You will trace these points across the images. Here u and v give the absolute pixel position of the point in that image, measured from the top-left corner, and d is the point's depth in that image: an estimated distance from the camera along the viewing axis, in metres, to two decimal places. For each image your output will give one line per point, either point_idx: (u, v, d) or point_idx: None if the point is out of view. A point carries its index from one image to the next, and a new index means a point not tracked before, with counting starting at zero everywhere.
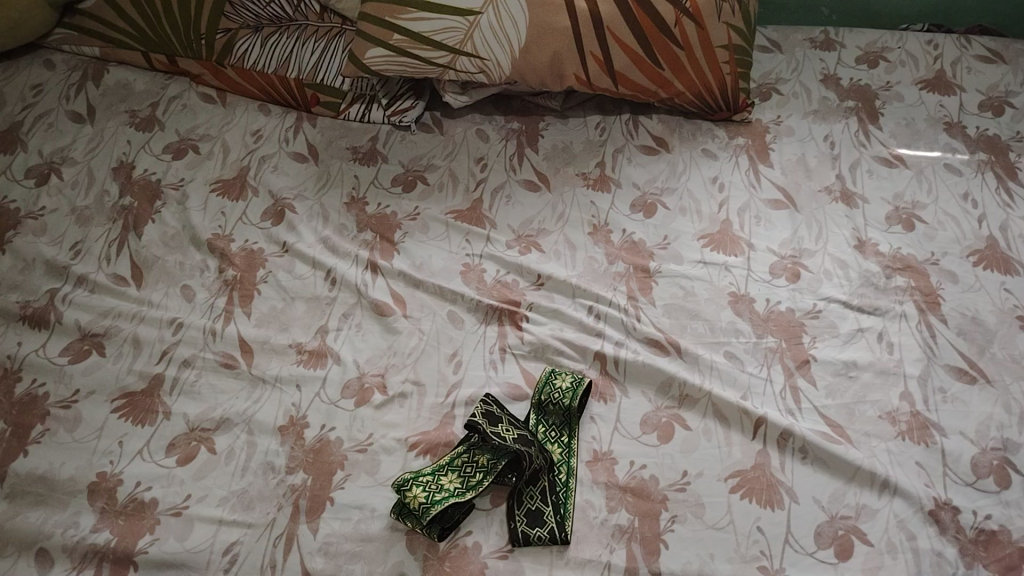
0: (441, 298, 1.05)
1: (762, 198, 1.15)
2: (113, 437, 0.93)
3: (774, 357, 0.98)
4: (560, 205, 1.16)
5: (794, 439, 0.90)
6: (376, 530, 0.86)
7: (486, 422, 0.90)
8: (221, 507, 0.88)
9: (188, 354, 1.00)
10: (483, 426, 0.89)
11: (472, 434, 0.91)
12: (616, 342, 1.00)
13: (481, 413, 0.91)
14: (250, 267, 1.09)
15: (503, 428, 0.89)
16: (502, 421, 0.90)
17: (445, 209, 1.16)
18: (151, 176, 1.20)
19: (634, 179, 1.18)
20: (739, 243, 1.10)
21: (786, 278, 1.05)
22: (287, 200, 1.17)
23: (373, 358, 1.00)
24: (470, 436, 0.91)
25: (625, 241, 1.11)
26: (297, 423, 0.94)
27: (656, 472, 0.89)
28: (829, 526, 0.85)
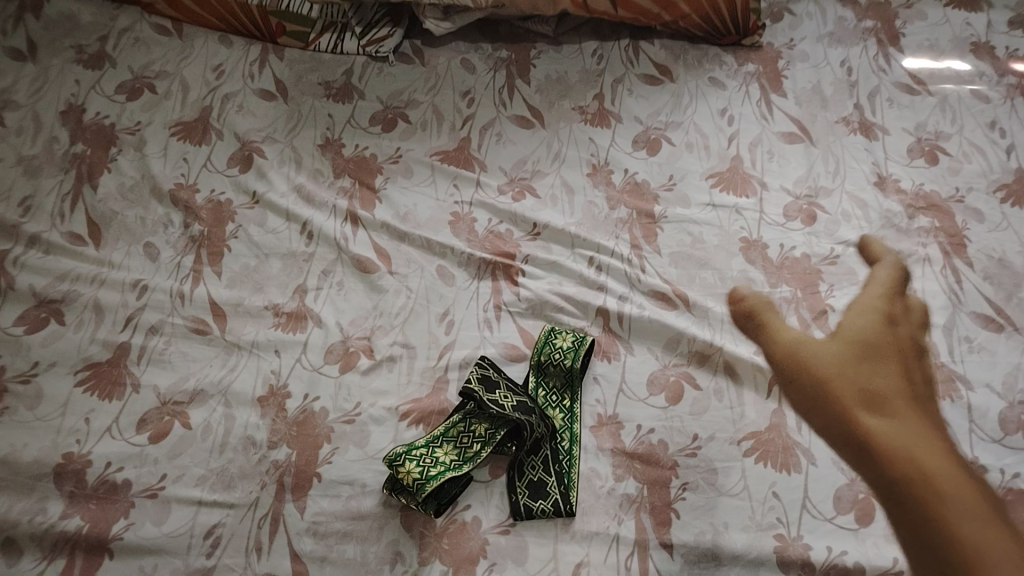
0: (428, 252, 0.97)
1: (775, 131, 1.06)
2: (78, 414, 0.86)
3: (790, 308, 0.91)
4: (556, 144, 1.06)
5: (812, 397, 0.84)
6: (368, 507, 0.80)
7: (483, 388, 0.82)
8: (200, 488, 0.82)
9: (155, 320, 0.92)
10: (480, 394, 0.81)
11: (468, 402, 0.84)
12: (619, 297, 0.92)
13: (477, 378, 0.84)
14: (219, 222, 1.00)
15: (502, 395, 0.82)
16: (500, 386, 0.83)
17: (430, 150, 1.06)
18: (104, 119, 1.08)
19: (636, 112, 1.08)
20: (751, 182, 1.01)
21: (801, 222, 0.98)
22: (255, 144, 1.07)
23: (358, 319, 0.92)
24: (465, 403, 0.84)
25: (627, 183, 1.02)
26: (277, 393, 0.87)
27: (665, 437, 0.83)
28: (849, 489, 0.79)
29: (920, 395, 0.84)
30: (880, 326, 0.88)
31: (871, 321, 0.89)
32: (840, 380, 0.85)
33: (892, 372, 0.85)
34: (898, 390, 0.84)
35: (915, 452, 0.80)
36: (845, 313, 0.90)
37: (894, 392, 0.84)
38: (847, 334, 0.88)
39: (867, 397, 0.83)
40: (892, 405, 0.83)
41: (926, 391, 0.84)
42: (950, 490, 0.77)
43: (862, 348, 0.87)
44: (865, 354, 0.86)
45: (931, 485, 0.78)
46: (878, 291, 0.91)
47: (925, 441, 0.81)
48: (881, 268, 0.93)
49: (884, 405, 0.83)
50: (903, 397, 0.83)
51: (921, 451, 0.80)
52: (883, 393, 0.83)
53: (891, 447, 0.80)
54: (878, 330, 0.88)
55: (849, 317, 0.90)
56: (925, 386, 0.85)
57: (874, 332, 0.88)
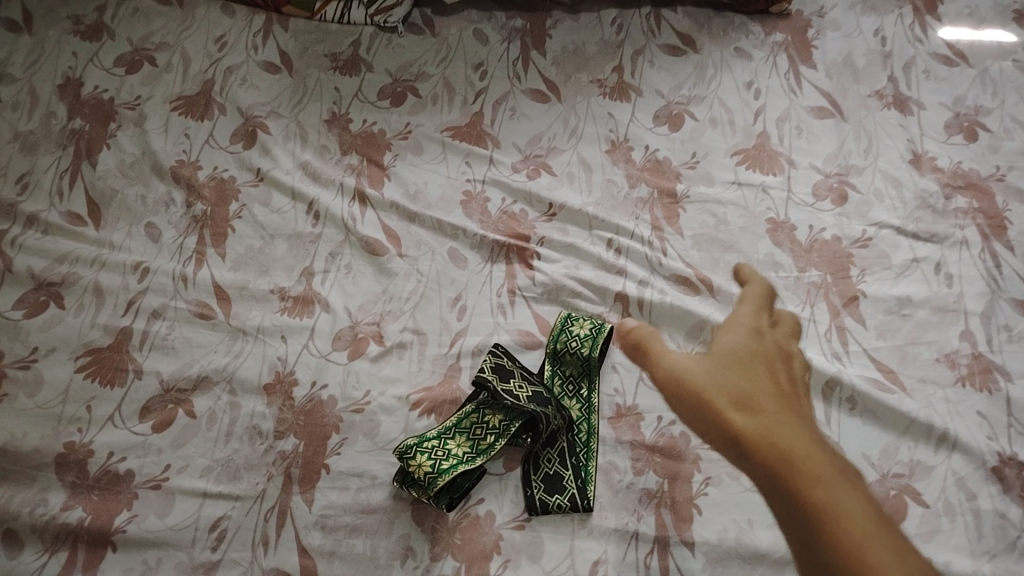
0: (440, 233, 0.93)
1: (804, 105, 1.00)
2: (79, 402, 0.83)
3: (819, 294, 0.87)
4: (574, 119, 1.01)
5: (841, 388, 0.81)
6: (378, 500, 0.77)
7: (498, 378, 0.79)
8: (205, 479, 0.79)
9: (158, 304, 0.88)
10: (494, 384, 0.78)
11: (480, 392, 0.81)
12: (639, 281, 0.88)
13: (491, 367, 0.80)
14: (222, 201, 0.96)
15: (517, 384, 0.79)
16: (514, 375, 0.80)
17: (441, 125, 1.02)
18: (103, 93, 1.04)
19: (658, 85, 1.03)
20: (778, 159, 0.96)
21: (832, 201, 0.93)
22: (259, 119, 1.03)
23: (366, 304, 0.88)
24: (478, 393, 0.81)
25: (648, 160, 0.97)
26: (284, 380, 0.84)
27: (687, 429, 0.79)
28: (880, 486, 0.76)
29: (797, 403, 0.78)
30: (750, 337, 0.83)
31: (746, 332, 0.83)
32: (711, 393, 0.79)
33: (767, 379, 0.79)
34: (767, 394, 0.78)
35: (792, 463, 0.74)
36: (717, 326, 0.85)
37: (767, 398, 0.77)
38: (714, 347, 0.83)
39: (738, 407, 0.77)
40: (768, 412, 0.76)
41: (795, 399, 0.78)
42: (825, 492, 0.71)
43: (736, 357, 0.81)
44: (738, 361, 0.81)
45: (821, 488, 0.72)
46: (748, 308, 0.86)
47: (802, 449, 0.74)
48: (756, 280, 0.87)
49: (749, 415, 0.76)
50: (781, 402, 0.77)
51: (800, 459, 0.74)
52: (751, 401, 0.77)
53: (771, 458, 0.74)
54: (755, 340, 0.83)
55: (722, 333, 0.84)
56: (799, 394, 0.79)
57: (737, 342, 0.83)
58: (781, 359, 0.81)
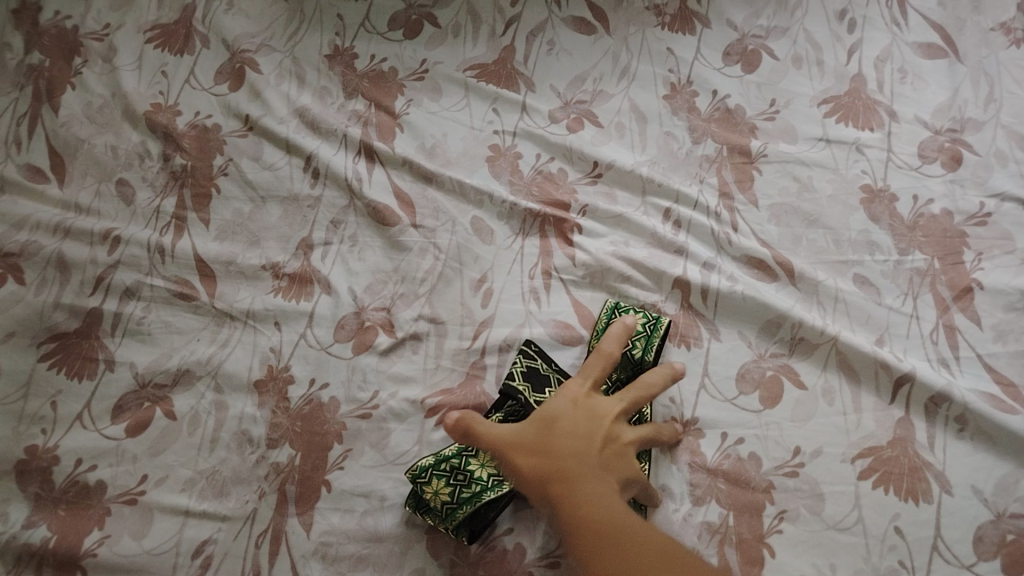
0: (462, 199, 0.79)
1: (910, 42, 0.83)
2: (43, 397, 0.70)
3: (923, 283, 0.71)
4: (624, 57, 0.85)
5: (949, 405, 0.66)
6: (388, 527, 0.65)
7: (529, 386, 0.65)
8: (187, 493, 0.67)
9: (131, 281, 0.75)
10: (525, 394, 0.64)
11: (505, 402, 0.66)
12: (703, 264, 0.73)
13: (520, 372, 0.66)
14: (205, 154, 0.82)
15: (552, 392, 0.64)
16: (548, 381, 0.65)
17: (463, 63, 0.86)
18: (65, 21, 0.88)
19: (729, 14, 0.86)
20: (876, 110, 0.79)
21: (942, 164, 0.76)
22: (247, 54, 0.87)
23: (374, 285, 0.75)
24: (501, 404, 0.66)
25: (716, 109, 0.81)
26: (278, 376, 0.72)
27: (757, 451, 0.66)
28: (993, 528, 0.61)
29: (621, 470, 0.56)
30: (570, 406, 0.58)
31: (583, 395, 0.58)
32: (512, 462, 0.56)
33: (576, 431, 0.56)
34: (563, 443, 0.55)
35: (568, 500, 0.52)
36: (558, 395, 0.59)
37: (556, 447, 0.55)
38: (534, 410, 0.59)
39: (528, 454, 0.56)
40: (578, 459, 0.54)
41: (610, 456, 0.56)
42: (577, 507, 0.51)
43: (559, 411, 0.57)
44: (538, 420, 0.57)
45: (616, 517, 0.50)
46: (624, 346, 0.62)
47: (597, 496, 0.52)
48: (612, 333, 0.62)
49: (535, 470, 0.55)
50: (580, 465, 0.54)
51: (595, 500, 0.52)
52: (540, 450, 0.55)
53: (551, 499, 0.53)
54: (571, 404, 0.58)
55: (565, 413, 0.57)
56: (626, 459, 0.57)
57: (562, 399, 0.58)
58: (615, 422, 0.58)
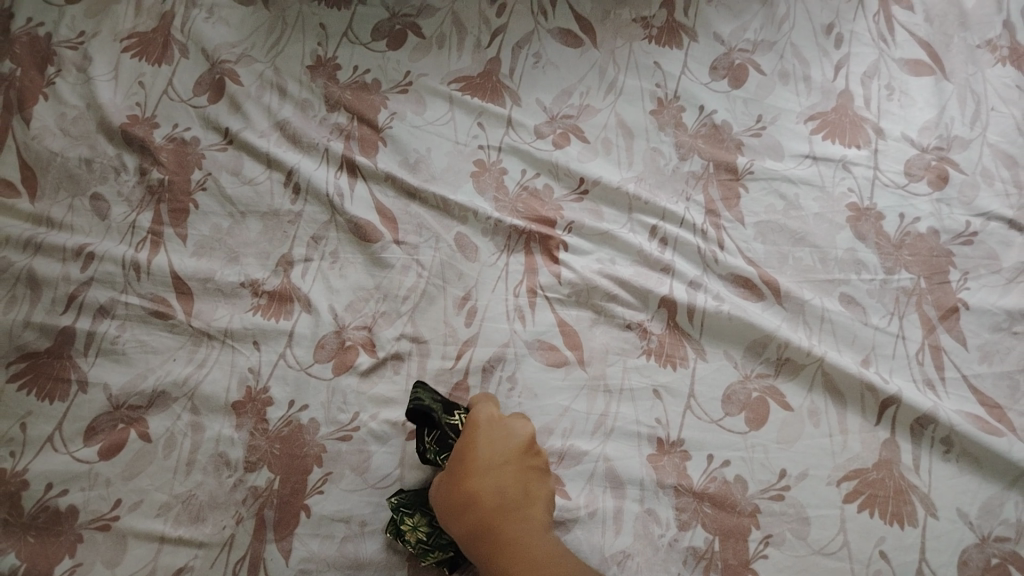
0: (445, 215, 0.78)
1: (897, 58, 0.83)
2: (14, 418, 0.68)
3: (910, 303, 0.71)
4: (611, 70, 0.84)
5: (935, 426, 0.65)
6: (368, 554, 0.64)
7: (441, 407, 0.63)
8: (163, 518, 0.65)
9: (105, 299, 0.73)
10: (438, 412, 0.63)
11: (424, 436, 0.63)
12: (689, 283, 0.73)
13: (429, 396, 0.64)
14: (183, 168, 0.80)
15: (459, 415, 0.64)
16: (456, 406, 0.65)
17: (448, 75, 0.85)
18: (38, 28, 0.86)
19: (716, 28, 0.85)
20: (862, 127, 0.79)
21: (929, 183, 0.76)
22: (227, 64, 0.86)
23: (355, 303, 0.74)
24: (421, 438, 0.63)
25: (703, 125, 0.80)
26: (256, 397, 0.70)
27: (743, 473, 0.65)
28: (979, 552, 0.61)
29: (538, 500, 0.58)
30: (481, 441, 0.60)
31: (491, 420, 0.62)
32: (443, 507, 0.58)
33: (491, 462, 0.59)
34: (486, 478, 0.57)
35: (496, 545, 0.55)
36: (466, 427, 0.62)
37: (481, 486, 0.57)
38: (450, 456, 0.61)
39: (456, 499, 0.57)
40: (497, 498, 0.57)
41: (528, 475, 0.59)
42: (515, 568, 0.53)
43: (476, 440, 0.60)
44: (456, 455, 0.59)
45: None
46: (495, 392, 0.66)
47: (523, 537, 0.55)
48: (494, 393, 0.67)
49: (463, 515, 0.56)
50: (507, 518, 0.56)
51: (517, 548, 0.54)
52: (466, 491, 0.57)
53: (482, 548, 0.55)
54: (482, 431, 0.61)
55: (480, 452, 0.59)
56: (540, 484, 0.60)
57: (475, 430, 0.61)
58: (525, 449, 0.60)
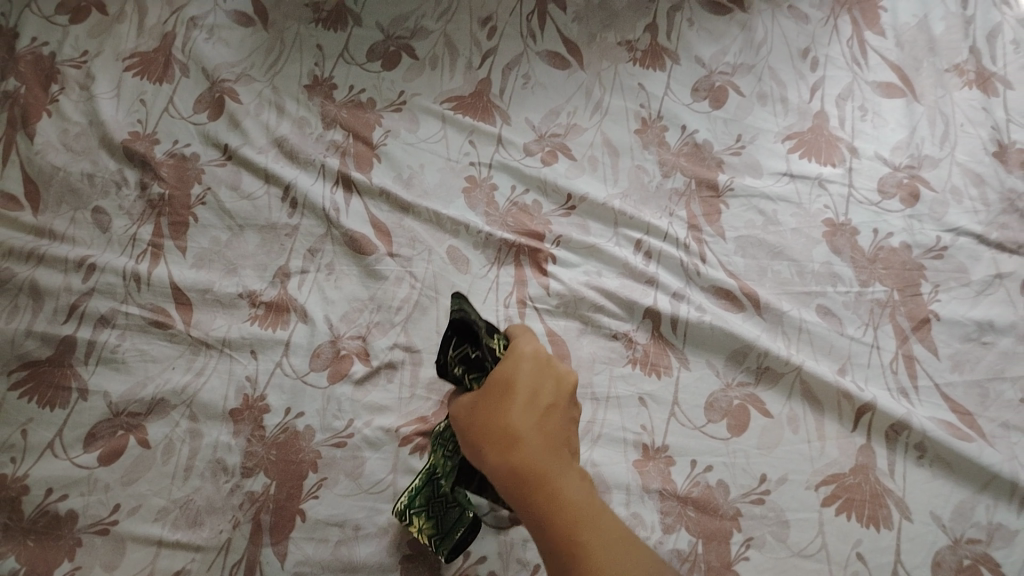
0: (438, 229, 0.80)
1: (870, 81, 0.87)
2: (14, 425, 0.69)
3: (883, 314, 0.74)
4: (597, 91, 0.88)
5: (909, 432, 0.68)
6: (361, 557, 0.65)
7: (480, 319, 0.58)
8: (161, 523, 0.67)
9: (106, 309, 0.75)
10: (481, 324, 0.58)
11: (448, 348, 0.58)
12: (673, 294, 0.75)
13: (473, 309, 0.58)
14: (183, 183, 0.82)
15: (498, 342, 0.59)
16: (496, 330, 0.60)
17: (441, 95, 0.88)
18: (42, 47, 0.88)
19: (698, 51, 0.89)
20: (837, 147, 0.83)
21: (901, 200, 0.79)
22: (227, 83, 0.89)
23: (350, 314, 0.76)
24: (444, 349, 0.58)
25: (685, 144, 0.84)
26: (253, 405, 0.72)
27: (725, 477, 0.67)
28: (951, 553, 0.63)
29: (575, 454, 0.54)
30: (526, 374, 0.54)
31: (537, 355, 0.55)
32: (483, 442, 0.51)
33: (539, 402, 0.53)
34: (524, 417, 0.52)
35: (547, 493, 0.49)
36: (508, 357, 0.55)
37: (519, 423, 0.51)
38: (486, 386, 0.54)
39: (494, 435, 0.51)
40: (546, 442, 0.51)
41: (564, 426, 0.54)
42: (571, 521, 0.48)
43: (521, 376, 0.54)
44: (491, 387, 0.54)
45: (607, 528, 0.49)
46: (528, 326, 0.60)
47: (567, 485, 0.50)
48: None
49: (496, 452, 0.51)
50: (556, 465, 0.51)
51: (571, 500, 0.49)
52: (504, 428, 0.51)
53: (521, 491, 0.49)
54: (529, 368, 0.54)
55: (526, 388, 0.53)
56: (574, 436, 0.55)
57: (516, 363, 0.54)
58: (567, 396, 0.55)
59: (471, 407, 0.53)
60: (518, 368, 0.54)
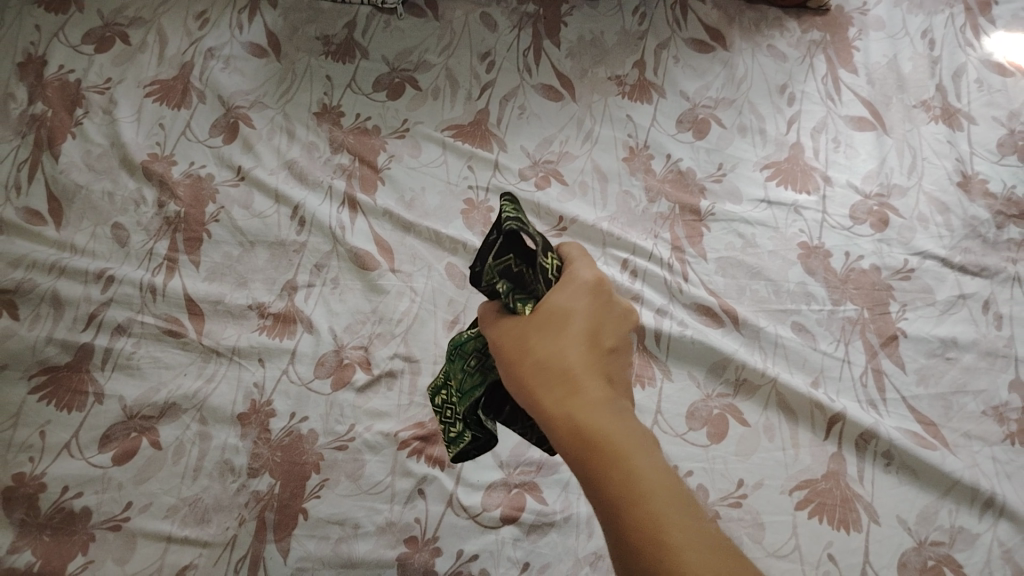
0: (437, 247, 0.86)
1: (843, 115, 0.93)
2: (32, 427, 0.73)
3: (854, 331, 0.79)
4: (588, 121, 0.93)
5: (877, 441, 0.72)
6: (359, 554, 0.69)
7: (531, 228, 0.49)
8: (170, 520, 0.70)
9: (123, 318, 0.80)
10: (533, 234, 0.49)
11: (487, 257, 0.49)
12: (657, 310, 0.80)
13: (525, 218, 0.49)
14: (198, 202, 0.87)
15: (552, 260, 0.50)
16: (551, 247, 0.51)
17: (442, 123, 0.94)
18: (68, 74, 0.94)
19: (682, 86, 0.95)
20: (812, 176, 0.88)
21: (871, 225, 0.85)
22: (241, 110, 0.94)
23: (353, 325, 0.81)
24: (484, 258, 0.49)
25: (670, 171, 0.89)
26: (260, 410, 0.76)
27: (705, 481, 0.71)
28: (916, 554, 0.67)
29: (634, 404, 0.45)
30: (583, 309, 0.47)
31: (598, 280, 0.48)
32: (530, 383, 0.44)
33: (596, 342, 0.46)
34: (583, 359, 0.44)
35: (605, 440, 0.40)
36: (559, 282, 0.48)
37: (577, 363, 0.44)
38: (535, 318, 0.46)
39: (544, 375, 0.44)
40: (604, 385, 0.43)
41: (623, 373, 0.46)
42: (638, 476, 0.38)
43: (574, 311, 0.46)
44: (544, 317, 0.46)
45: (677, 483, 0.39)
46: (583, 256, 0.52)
47: (638, 445, 0.40)
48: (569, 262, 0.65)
49: (551, 395, 0.43)
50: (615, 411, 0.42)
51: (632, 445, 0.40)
52: (558, 367, 0.44)
53: (582, 449, 0.40)
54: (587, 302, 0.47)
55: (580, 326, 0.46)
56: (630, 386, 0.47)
57: (572, 290, 0.47)
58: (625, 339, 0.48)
59: (518, 339, 0.46)
60: (573, 300, 0.47)
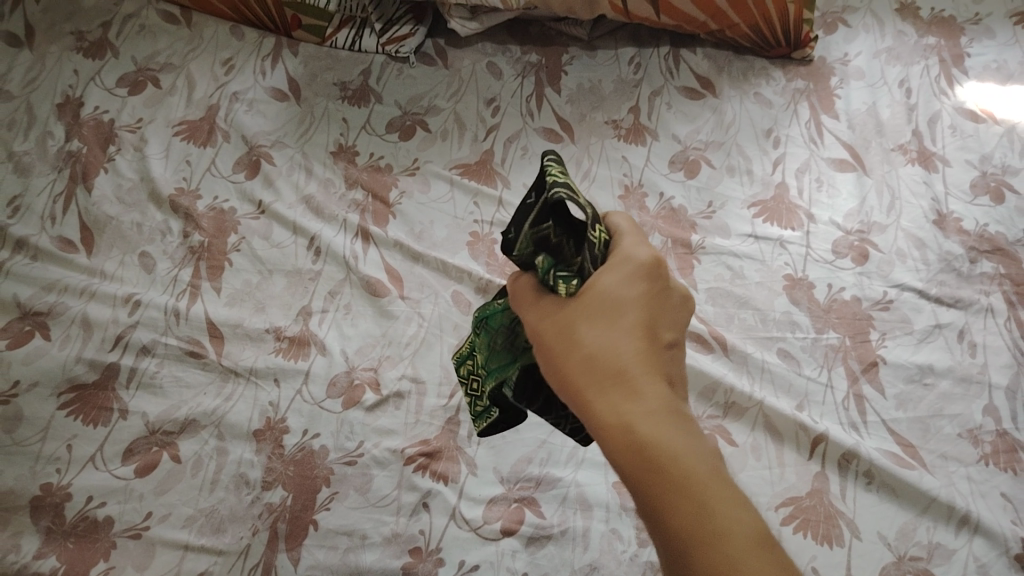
0: (444, 276, 0.91)
1: (826, 157, 0.99)
2: (61, 440, 0.78)
3: (837, 358, 0.83)
4: (586, 162, 1.00)
5: (859, 461, 0.76)
6: (366, 563, 0.73)
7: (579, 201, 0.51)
8: (187, 529, 0.74)
9: (147, 340, 0.85)
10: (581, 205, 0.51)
11: (523, 226, 0.51)
12: None
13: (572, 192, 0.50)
14: (220, 233, 0.93)
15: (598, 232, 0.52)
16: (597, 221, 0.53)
17: (450, 162, 1.00)
18: (103, 115, 1.02)
19: (675, 129, 1.02)
20: (797, 213, 0.94)
21: (852, 260, 0.90)
22: (263, 148, 1.01)
23: (364, 349, 0.86)
24: (520, 225, 0.51)
25: (663, 208, 0.95)
26: (274, 427, 0.81)
27: None
28: (895, 569, 0.71)
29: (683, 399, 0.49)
30: (632, 304, 0.49)
31: (649, 264, 0.50)
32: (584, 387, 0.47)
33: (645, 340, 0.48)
34: (634, 364, 0.47)
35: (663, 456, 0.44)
36: (607, 264, 0.50)
37: (629, 362, 0.47)
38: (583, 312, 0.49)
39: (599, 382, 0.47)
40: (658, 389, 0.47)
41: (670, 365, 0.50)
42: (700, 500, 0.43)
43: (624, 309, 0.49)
44: (595, 311, 0.49)
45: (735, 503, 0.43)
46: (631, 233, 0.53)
47: (696, 464, 0.44)
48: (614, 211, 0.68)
49: (606, 398, 0.47)
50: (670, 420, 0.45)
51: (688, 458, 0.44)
52: (611, 374, 0.47)
53: (643, 465, 0.44)
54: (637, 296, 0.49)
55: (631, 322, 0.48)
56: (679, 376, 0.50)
57: (624, 277, 0.49)
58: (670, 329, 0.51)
59: (570, 334, 0.49)
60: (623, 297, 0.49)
